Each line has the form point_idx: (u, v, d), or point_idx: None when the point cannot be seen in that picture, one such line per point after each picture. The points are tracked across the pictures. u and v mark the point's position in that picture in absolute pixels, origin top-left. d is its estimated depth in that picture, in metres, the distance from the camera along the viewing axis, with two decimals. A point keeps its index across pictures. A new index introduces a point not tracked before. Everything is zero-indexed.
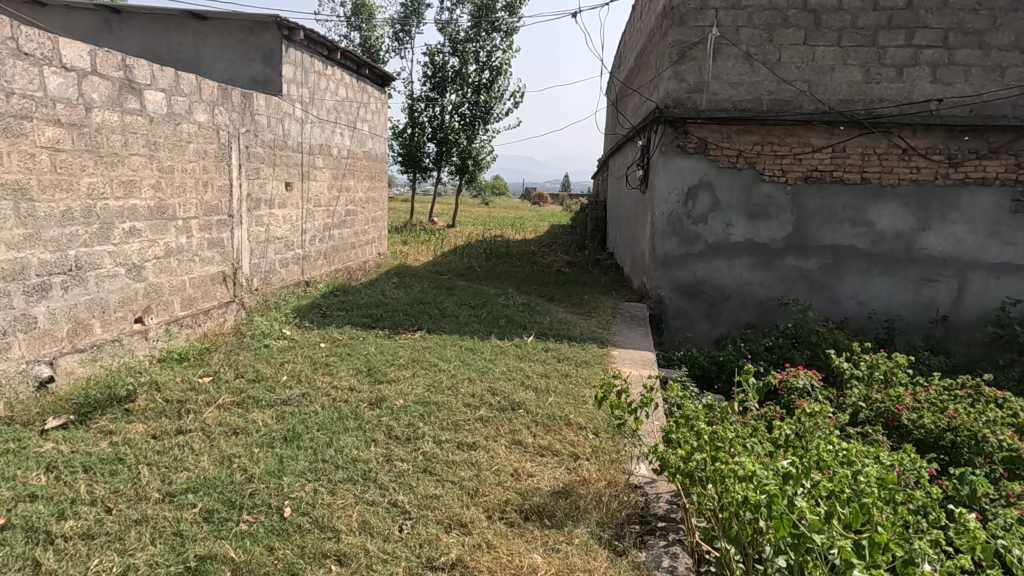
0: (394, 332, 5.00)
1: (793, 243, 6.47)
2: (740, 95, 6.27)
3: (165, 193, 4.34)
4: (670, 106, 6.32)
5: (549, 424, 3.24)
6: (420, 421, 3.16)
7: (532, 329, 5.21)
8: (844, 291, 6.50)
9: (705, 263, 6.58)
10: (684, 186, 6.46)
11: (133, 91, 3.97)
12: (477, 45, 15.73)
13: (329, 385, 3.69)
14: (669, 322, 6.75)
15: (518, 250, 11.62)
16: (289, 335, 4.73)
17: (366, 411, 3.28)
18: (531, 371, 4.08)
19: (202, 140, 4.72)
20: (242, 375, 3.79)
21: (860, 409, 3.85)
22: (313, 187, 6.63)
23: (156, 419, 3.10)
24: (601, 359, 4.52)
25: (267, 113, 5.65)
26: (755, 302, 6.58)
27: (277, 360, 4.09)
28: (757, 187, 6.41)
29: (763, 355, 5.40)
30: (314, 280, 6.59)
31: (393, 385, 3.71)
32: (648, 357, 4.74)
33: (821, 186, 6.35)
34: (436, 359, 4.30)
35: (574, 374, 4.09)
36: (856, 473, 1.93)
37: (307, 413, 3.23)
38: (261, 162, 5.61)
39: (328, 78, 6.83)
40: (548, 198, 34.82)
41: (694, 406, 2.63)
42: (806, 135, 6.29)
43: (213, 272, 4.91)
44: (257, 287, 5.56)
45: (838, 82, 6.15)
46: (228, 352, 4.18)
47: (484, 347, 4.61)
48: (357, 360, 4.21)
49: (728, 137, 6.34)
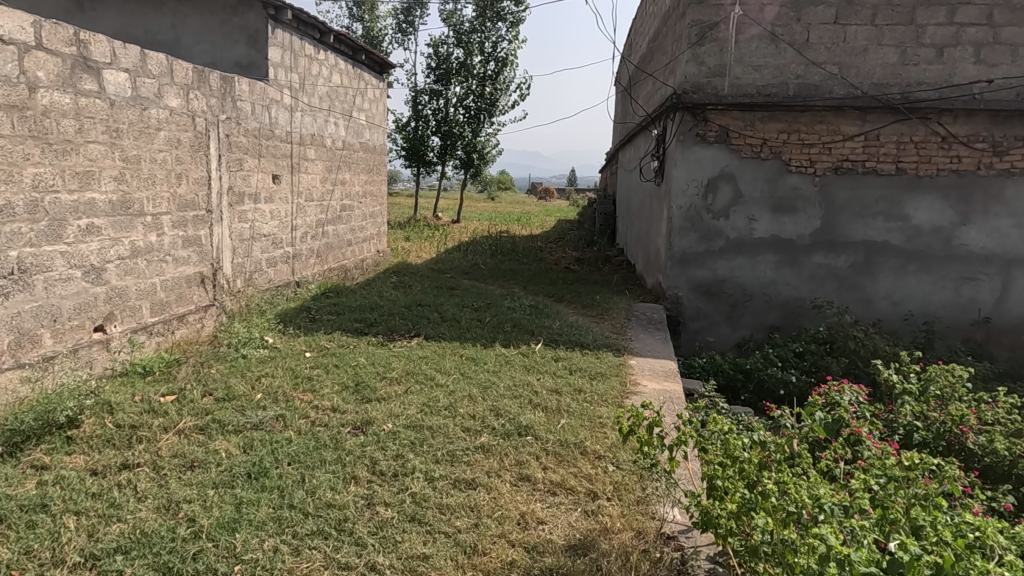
0: (388, 340, 4.53)
1: (821, 239, 5.97)
2: (764, 79, 5.77)
3: (130, 186, 3.88)
4: (688, 91, 5.82)
5: (561, 454, 2.78)
6: (410, 452, 2.69)
7: (541, 335, 4.74)
8: (877, 291, 5.99)
9: (726, 261, 6.08)
10: (703, 177, 5.96)
11: (90, 70, 3.52)
12: (482, 36, 15.22)
13: (309, 405, 3.23)
14: (687, 324, 6.26)
15: (524, 246, 11.13)
16: (271, 344, 4.27)
17: (347, 439, 2.81)
18: (540, 387, 3.60)
19: (176, 128, 4.26)
20: (211, 393, 3.33)
21: (915, 431, 3.38)
22: (304, 180, 6.17)
23: (102, 450, 2.64)
24: (616, 370, 4.03)
25: (251, 99, 5.18)
26: (780, 303, 6.09)
27: (253, 374, 3.62)
28: (782, 179, 5.91)
29: (794, 364, 4.94)
30: (305, 280, 6.14)
31: (383, 405, 3.24)
32: (669, 367, 4.26)
33: (852, 177, 5.84)
34: (432, 371, 3.82)
35: (589, 390, 3.60)
36: (979, 558, 1.46)
37: (278, 442, 2.77)
38: (245, 152, 5.15)
39: (321, 63, 6.36)
40: (555, 194, 34.30)
41: (740, 442, 2.15)
42: (836, 122, 5.77)
43: (188, 274, 4.46)
44: (240, 289, 5.10)
45: (872, 64, 5.64)
46: (198, 365, 3.71)
47: (487, 357, 4.13)
48: (344, 373, 3.74)
49: (751, 124, 5.83)
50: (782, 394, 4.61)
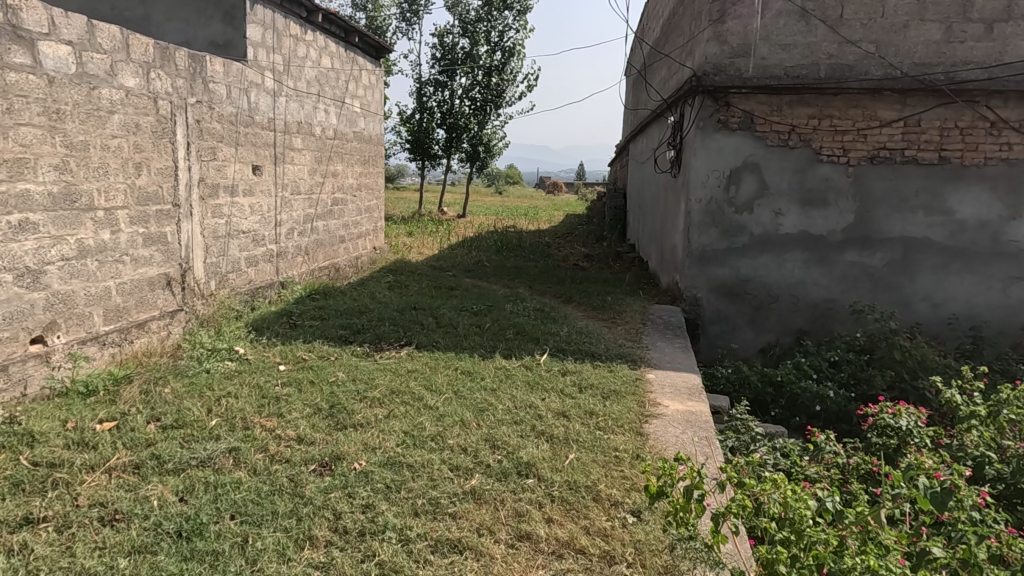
0: (375, 350, 4.03)
1: (855, 235, 5.41)
2: (793, 59, 5.22)
3: (77, 176, 3.39)
4: (708, 73, 5.27)
5: (570, 501, 2.28)
6: (382, 502, 2.19)
7: (547, 344, 4.22)
8: (915, 292, 5.43)
9: (750, 259, 5.55)
10: (725, 167, 5.42)
11: (21, 41, 3.03)
12: (488, 25, 14.64)
13: (270, 435, 2.73)
14: (706, 328, 5.72)
15: (531, 242, 10.60)
16: (240, 355, 3.78)
17: (308, 482, 2.31)
18: (545, 410, 3.08)
19: (134, 111, 3.76)
20: (158, 419, 2.83)
21: (988, 462, 2.86)
22: (289, 171, 5.67)
23: (5, 497, 2.15)
24: (632, 388, 3.51)
25: (227, 81, 4.69)
26: (809, 305, 5.55)
27: (213, 394, 3.13)
28: (812, 169, 5.35)
29: (830, 376, 4.43)
30: (291, 280, 5.66)
31: (358, 434, 2.74)
32: (693, 383, 3.73)
33: (889, 167, 5.28)
34: (422, 390, 3.31)
35: (603, 414, 3.09)
36: None
37: (225, 486, 2.28)
38: (219, 139, 4.65)
39: (308, 45, 5.85)
40: (562, 188, 33.78)
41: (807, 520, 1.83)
42: (873, 106, 5.21)
43: (151, 276, 3.98)
44: (214, 292, 4.61)
45: (912, 41, 5.07)
46: (151, 383, 3.23)
47: (485, 372, 3.63)
48: (318, 393, 3.23)
49: (779, 109, 5.28)
50: (818, 411, 4.10)
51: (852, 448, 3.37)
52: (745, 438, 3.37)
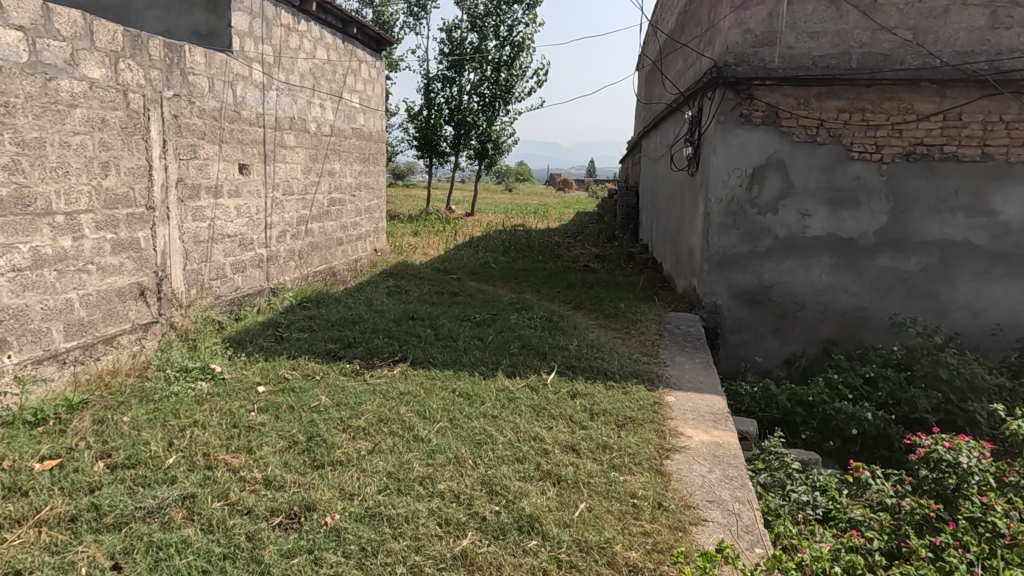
0: (365, 367, 3.67)
1: (888, 238, 4.98)
2: (822, 48, 4.80)
3: (30, 177, 3.05)
4: (730, 63, 4.86)
5: (579, 567, 1.91)
6: (353, 572, 1.83)
7: (554, 360, 3.84)
8: (954, 299, 5.00)
9: (774, 264, 5.13)
10: (747, 165, 5.01)
11: None
12: (497, 19, 14.22)
13: (234, 477, 2.36)
14: (726, 338, 5.32)
15: (539, 242, 10.20)
16: (216, 374, 3.43)
17: (269, 543, 1.96)
18: (551, 444, 2.71)
19: (99, 105, 3.42)
20: (108, 455, 2.48)
21: None
22: (280, 170, 5.32)
23: None
24: (650, 414, 3.13)
25: (209, 73, 4.34)
26: (837, 313, 5.14)
27: (177, 423, 2.77)
28: (842, 167, 4.93)
29: (866, 396, 4.04)
30: (281, 287, 5.32)
31: (336, 474, 2.39)
32: (718, 407, 3.35)
33: (926, 164, 4.84)
34: (413, 417, 2.95)
35: (618, 448, 2.71)
36: None
37: (168, 548, 1.92)
38: (201, 136, 4.30)
39: (301, 36, 5.48)
40: (570, 185, 33.38)
41: None
42: (909, 98, 4.78)
43: (122, 286, 3.63)
44: (193, 302, 4.26)
45: (953, 28, 4.64)
46: (109, 410, 2.88)
47: (485, 395, 3.26)
48: (297, 422, 2.86)
49: (806, 102, 4.86)
50: (855, 434, 3.73)
51: (900, 484, 3.00)
52: (780, 474, 2.99)
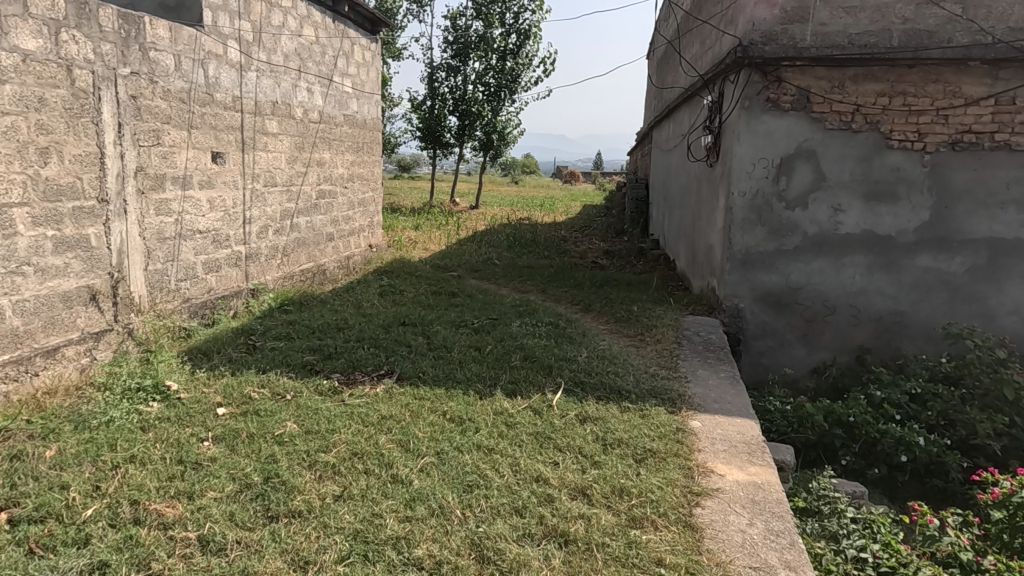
0: (345, 384, 3.21)
1: (930, 236, 4.47)
2: (859, 25, 4.26)
3: None
4: (756, 42, 4.34)
5: None
6: None
7: (561, 375, 3.37)
8: (1002, 304, 4.48)
9: (802, 264, 4.63)
10: (774, 154, 4.50)
11: None
12: (502, 5, 13.67)
13: (163, 535, 1.91)
14: (748, 345, 4.83)
15: (546, 237, 9.71)
16: (171, 392, 2.97)
17: None
18: (556, 487, 2.24)
19: (36, 81, 2.96)
20: (14, 505, 2.03)
21: None
22: (261, 160, 4.86)
23: None
24: (673, 445, 2.65)
25: (175, 49, 3.87)
26: (872, 319, 4.64)
27: (110, 459, 2.32)
28: (880, 157, 4.42)
29: (914, 417, 3.54)
30: (263, 287, 4.86)
31: (290, 532, 1.93)
32: (753, 437, 2.86)
33: (975, 154, 4.31)
34: (393, 449, 2.48)
35: (638, 492, 2.23)
36: None
37: None
38: (166, 120, 3.83)
39: (285, 12, 4.99)
40: (577, 178, 32.93)
41: None
42: (957, 80, 4.25)
43: (67, 290, 3.17)
44: (157, 306, 3.80)
45: (1008, 1, 4.10)
46: (33, 441, 2.43)
47: (480, 419, 2.80)
48: (253, 457, 2.40)
49: (841, 85, 4.35)
50: (905, 462, 3.25)
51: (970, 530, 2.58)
52: (832, 525, 2.49)
